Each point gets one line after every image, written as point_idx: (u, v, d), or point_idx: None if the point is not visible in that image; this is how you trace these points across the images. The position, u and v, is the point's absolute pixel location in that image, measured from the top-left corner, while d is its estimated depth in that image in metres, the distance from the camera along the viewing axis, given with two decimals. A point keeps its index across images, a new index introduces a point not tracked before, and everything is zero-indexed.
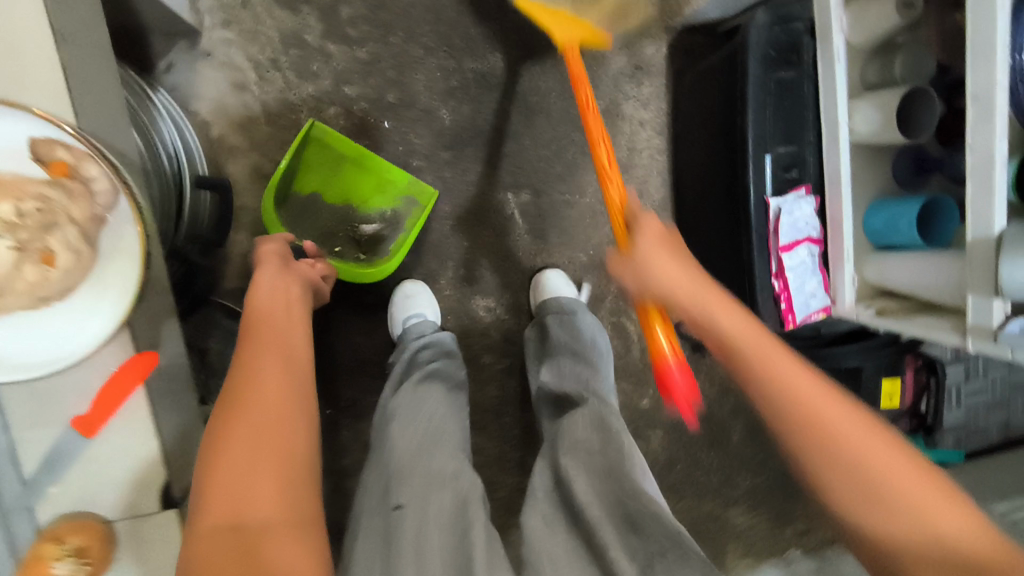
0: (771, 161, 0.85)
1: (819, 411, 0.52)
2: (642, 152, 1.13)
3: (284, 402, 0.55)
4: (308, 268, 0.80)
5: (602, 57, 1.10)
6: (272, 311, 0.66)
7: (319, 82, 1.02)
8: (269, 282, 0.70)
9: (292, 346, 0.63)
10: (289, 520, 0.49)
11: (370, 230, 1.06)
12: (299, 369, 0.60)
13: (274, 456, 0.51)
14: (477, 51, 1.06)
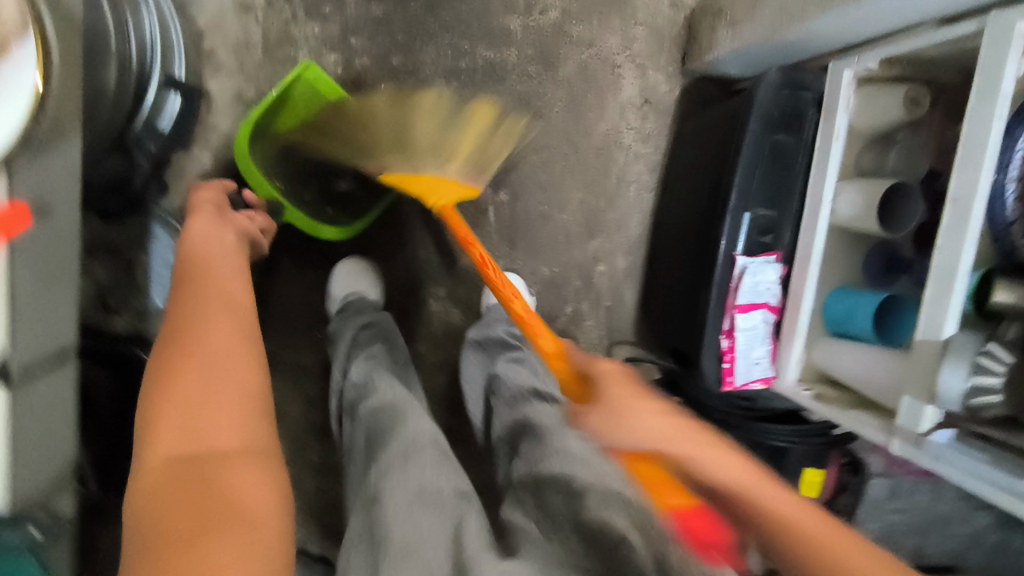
0: (748, 221, 0.84)
1: (743, 486, 0.57)
2: (630, 185, 1.12)
3: (240, 347, 0.62)
4: (243, 220, 0.85)
5: (615, 81, 1.08)
6: (216, 263, 0.74)
7: (327, 26, 0.99)
8: (204, 234, 0.78)
9: (233, 296, 0.70)
10: (243, 454, 0.53)
11: (342, 186, 1.03)
12: (242, 317, 0.67)
13: (228, 391, 0.57)
14: (493, 40, 1.04)
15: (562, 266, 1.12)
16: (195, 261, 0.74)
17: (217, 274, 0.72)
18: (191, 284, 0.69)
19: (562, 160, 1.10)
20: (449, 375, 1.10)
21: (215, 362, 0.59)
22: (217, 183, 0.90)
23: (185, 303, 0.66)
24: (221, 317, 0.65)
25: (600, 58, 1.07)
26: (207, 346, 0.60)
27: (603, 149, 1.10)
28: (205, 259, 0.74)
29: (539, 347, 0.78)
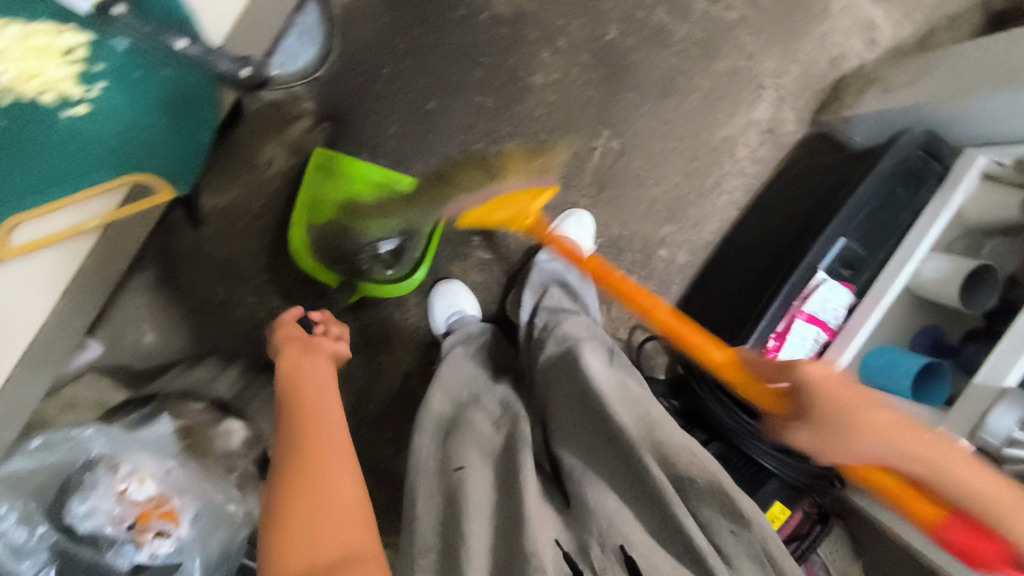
0: (839, 246, 0.89)
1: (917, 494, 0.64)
2: (722, 194, 1.17)
3: (348, 472, 0.59)
4: (327, 340, 0.80)
5: (754, 98, 1.16)
6: (315, 397, 0.67)
7: None
8: (292, 362, 0.73)
9: (333, 425, 0.64)
10: (360, 557, 0.52)
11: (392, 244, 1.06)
12: (341, 439, 0.62)
13: (343, 517, 0.54)
14: (672, 9, 1.12)
15: (633, 232, 1.16)
16: (286, 378, 0.70)
17: (314, 399, 0.66)
18: (290, 418, 0.64)
19: (678, 141, 1.15)
20: (483, 276, 1.13)
21: (325, 488, 0.56)
22: (286, 318, 0.82)
23: (293, 445, 0.60)
24: (329, 457, 0.59)
25: (751, 72, 1.15)
26: (323, 467, 0.58)
27: (716, 150, 1.16)
28: (296, 379, 0.70)
29: (707, 358, 0.77)
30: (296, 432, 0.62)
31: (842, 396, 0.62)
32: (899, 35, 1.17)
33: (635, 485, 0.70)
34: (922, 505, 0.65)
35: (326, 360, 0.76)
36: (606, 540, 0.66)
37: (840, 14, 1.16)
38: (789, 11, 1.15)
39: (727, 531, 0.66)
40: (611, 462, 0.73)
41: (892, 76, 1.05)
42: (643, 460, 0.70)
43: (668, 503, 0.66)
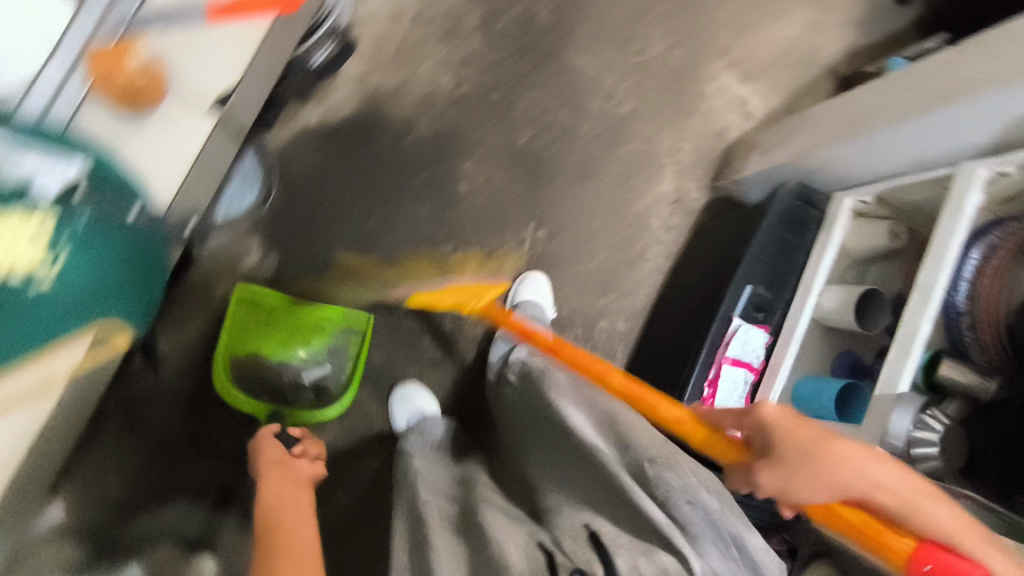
0: (748, 292, 1.00)
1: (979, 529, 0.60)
2: (647, 263, 1.28)
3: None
4: (306, 464, 0.92)
5: (658, 175, 1.30)
6: (292, 510, 0.81)
7: (450, 52, 1.20)
8: (272, 494, 0.84)
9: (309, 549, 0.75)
10: None
11: (312, 374, 1.08)
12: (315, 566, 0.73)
13: None
14: (574, 110, 1.26)
15: (572, 310, 1.25)
16: (263, 511, 0.81)
17: (292, 516, 0.80)
18: (270, 534, 0.77)
19: (600, 221, 1.27)
20: (441, 374, 1.18)
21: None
22: (265, 435, 0.93)
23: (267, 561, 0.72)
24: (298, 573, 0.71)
25: (652, 153, 1.29)
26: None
27: (634, 224, 1.28)
28: (272, 519, 0.80)
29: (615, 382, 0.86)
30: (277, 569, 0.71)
31: (803, 435, 0.62)
32: (767, 105, 1.36)
33: (598, 483, 0.77)
34: (898, 545, 0.57)
35: (305, 479, 0.89)
36: (571, 526, 0.71)
37: (717, 94, 1.33)
38: (676, 96, 1.31)
39: (685, 503, 0.70)
40: (579, 471, 0.81)
41: (767, 138, 1.20)
42: (600, 456, 0.78)
43: (627, 490, 0.72)
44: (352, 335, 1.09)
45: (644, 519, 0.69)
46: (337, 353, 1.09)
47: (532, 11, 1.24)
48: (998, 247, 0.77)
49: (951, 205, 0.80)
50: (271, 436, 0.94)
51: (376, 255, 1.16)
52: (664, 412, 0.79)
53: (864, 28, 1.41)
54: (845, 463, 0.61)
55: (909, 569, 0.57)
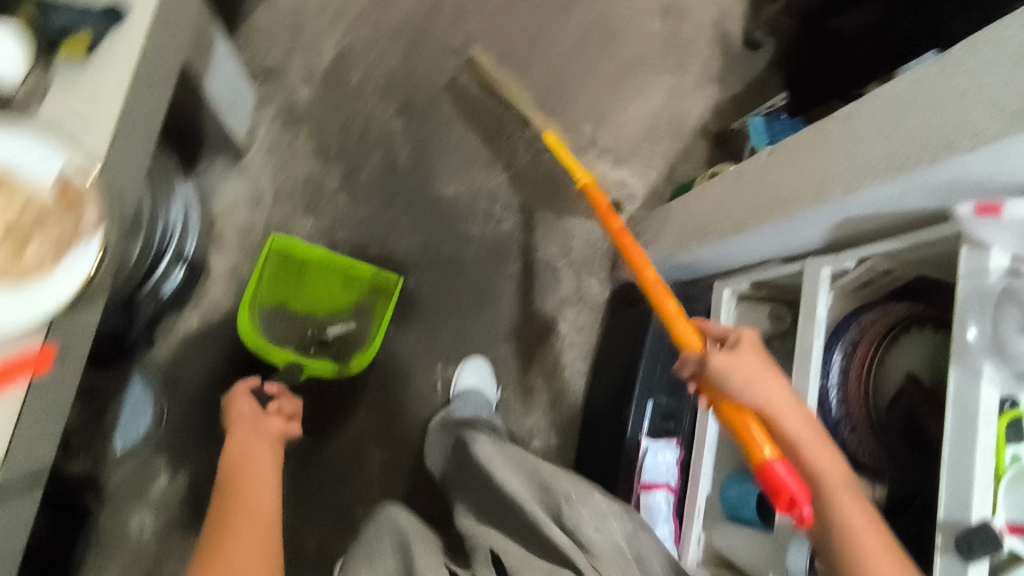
0: (650, 408, 0.99)
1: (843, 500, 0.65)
2: (564, 369, 1.27)
3: (259, 555, 0.71)
4: (280, 423, 0.95)
5: (555, 280, 1.30)
6: (255, 462, 0.84)
7: (319, 220, 1.21)
8: (239, 444, 0.88)
9: (265, 515, 0.77)
10: None
11: (335, 332, 1.18)
12: (268, 526, 0.75)
13: None
14: (454, 240, 1.27)
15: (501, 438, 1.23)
16: (229, 464, 0.84)
17: (250, 473, 0.82)
18: (234, 491, 0.79)
19: (506, 342, 1.27)
20: None
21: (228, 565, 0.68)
22: (238, 391, 0.98)
23: (224, 518, 0.75)
24: (247, 527, 0.74)
25: (542, 261, 1.30)
26: (223, 556, 0.69)
27: (541, 335, 1.28)
28: (235, 464, 0.84)
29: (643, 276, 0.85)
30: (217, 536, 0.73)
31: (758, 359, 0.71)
32: (648, 182, 1.36)
33: (518, 526, 0.80)
34: (761, 445, 0.67)
35: (277, 432, 0.93)
36: (482, 551, 0.77)
37: (595, 185, 1.34)
38: (552, 198, 1.32)
39: (595, 528, 0.77)
40: (507, 520, 0.82)
41: (644, 227, 1.20)
42: (521, 504, 0.80)
43: (534, 517, 0.78)
44: (375, 300, 1.18)
45: (550, 545, 0.75)
46: (361, 312, 1.19)
47: (391, 156, 1.25)
48: (861, 343, 0.75)
49: (806, 307, 0.79)
50: (246, 392, 0.99)
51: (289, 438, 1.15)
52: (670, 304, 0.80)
53: (724, 83, 1.42)
54: (770, 382, 0.70)
55: (760, 467, 0.66)
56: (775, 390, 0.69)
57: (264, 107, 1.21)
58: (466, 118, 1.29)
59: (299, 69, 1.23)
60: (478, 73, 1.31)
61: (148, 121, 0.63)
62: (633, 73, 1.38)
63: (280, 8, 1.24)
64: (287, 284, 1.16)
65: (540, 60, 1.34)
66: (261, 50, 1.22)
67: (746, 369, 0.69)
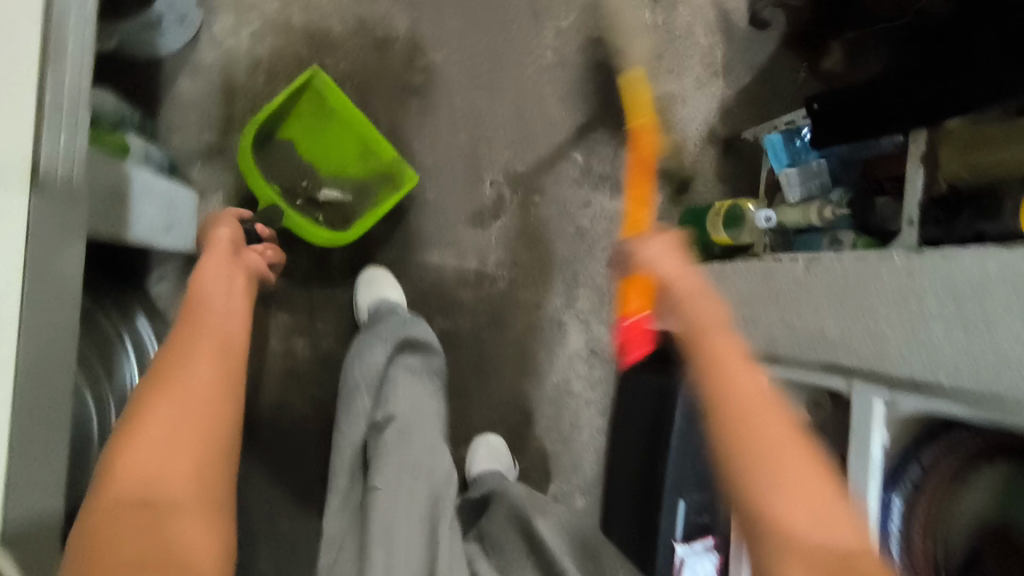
0: (682, 508, 0.92)
1: (727, 378, 0.57)
2: (583, 430, 1.19)
3: (218, 388, 0.59)
4: (255, 257, 0.87)
5: (562, 335, 1.19)
6: (212, 299, 0.72)
7: (295, 315, 1.11)
8: (216, 267, 0.78)
9: (226, 334, 0.67)
10: (197, 503, 0.52)
11: (331, 196, 1.10)
12: (231, 354, 0.64)
13: (184, 440, 0.54)
14: (448, 310, 1.15)
15: None
16: (199, 289, 0.73)
17: (204, 304, 0.70)
18: (195, 318, 0.67)
19: (518, 411, 1.17)
20: None
21: (184, 395, 0.56)
22: (224, 218, 0.91)
23: (177, 342, 0.63)
24: (208, 351, 0.63)
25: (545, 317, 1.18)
26: (184, 376, 0.58)
27: (555, 398, 1.18)
28: (198, 300, 0.71)
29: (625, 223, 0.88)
30: (161, 373, 0.58)
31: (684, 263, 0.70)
32: (654, 209, 1.20)
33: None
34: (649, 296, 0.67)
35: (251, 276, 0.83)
36: None
37: (594, 223, 1.19)
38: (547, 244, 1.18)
39: None
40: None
41: (655, 280, 1.07)
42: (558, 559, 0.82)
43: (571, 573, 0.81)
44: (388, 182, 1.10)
45: None
46: (365, 189, 1.12)
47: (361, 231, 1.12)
48: (923, 489, 0.68)
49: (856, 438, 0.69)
50: (235, 216, 0.93)
51: (303, 553, 1.09)
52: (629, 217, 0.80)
53: (731, 76, 1.23)
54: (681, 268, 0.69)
55: None
56: (689, 276, 0.68)
57: (210, 195, 1.06)
58: (440, 170, 1.14)
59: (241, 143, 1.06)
60: (445, 115, 1.14)
61: (54, 396, 0.55)
62: (625, 82, 1.20)
63: (205, 71, 1.05)
64: (306, 123, 1.09)
65: (516, 85, 1.16)
66: (192, 127, 1.05)
67: (674, 262, 0.69)
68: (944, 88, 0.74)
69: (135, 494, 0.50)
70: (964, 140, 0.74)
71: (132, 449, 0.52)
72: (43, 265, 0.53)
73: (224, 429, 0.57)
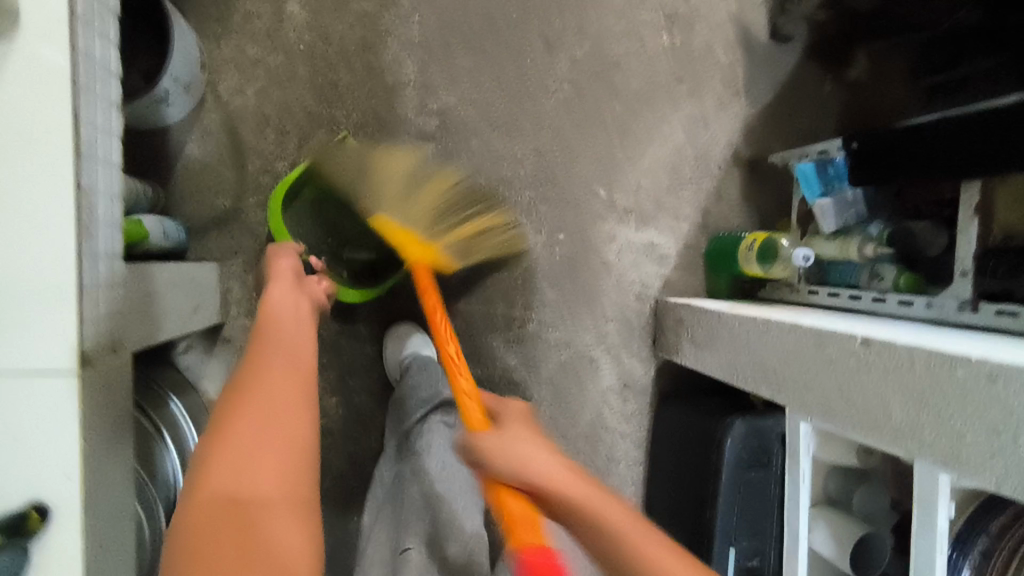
0: (732, 555, 0.92)
1: (561, 485, 0.65)
2: (620, 462, 1.19)
3: (300, 401, 0.63)
4: (315, 288, 0.86)
5: (595, 371, 1.17)
6: (284, 311, 0.75)
7: (326, 373, 1.10)
8: (280, 293, 0.78)
9: (300, 348, 0.70)
10: (284, 501, 0.56)
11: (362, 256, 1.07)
12: (305, 370, 0.67)
13: (270, 456, 0.57)
14: (479, 356, 1.14)
15: None
16: (271, 316, 0.74)
17: (286, 325, 0.73)
18: (267, 336, 0.70)
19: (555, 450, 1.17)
20: None
21: (266, 406, 0.60)
22: (277, 249, 0.89)
23: (257, 356, 0.67)
24: (283, 367, 0.66)
25: (576, 354, 1.16)
26: (264, 389, 0.62)
27: (590, 435, 1.18)
28: (274, 319, 0.73)
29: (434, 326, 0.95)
30: (246, 374, 0.64)
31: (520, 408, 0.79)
32: (679, 238, 1.19)
33: None
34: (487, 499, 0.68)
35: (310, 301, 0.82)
36: None
37: (621, 256, 1.17)
38: (575, 281, 1.16)
39: None
40: None
41: (690, 319, 1.05)
42: None
43: None
44: None
45: None
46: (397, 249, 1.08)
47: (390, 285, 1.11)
48: (991, 557, 0.68)
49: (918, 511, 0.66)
50: (289, 249, 0.90)
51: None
52: (449, 348, 0.92)
53: (751, 95, 1.21)
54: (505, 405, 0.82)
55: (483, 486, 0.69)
56: (513, 407, 0.80)
57: (228, 263, 1.03)
58: None
59: (257, 206, 1.03)
60: (463, 159, 1.11)
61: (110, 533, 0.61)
62: (646, 108, 1.17)
63: (213, 134, 1.01)
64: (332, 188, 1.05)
65: (535, 122, 1.13)
66: (204, 194, 1.02)
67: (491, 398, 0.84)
68: (1014, 145, 0.70)
69: (226, 500, 0.54)
70: (1014, 194, 0.75)
71: (220, 460, 0.56)
72: (103, 420, 0.60)
73: (307, 437, 0.61)
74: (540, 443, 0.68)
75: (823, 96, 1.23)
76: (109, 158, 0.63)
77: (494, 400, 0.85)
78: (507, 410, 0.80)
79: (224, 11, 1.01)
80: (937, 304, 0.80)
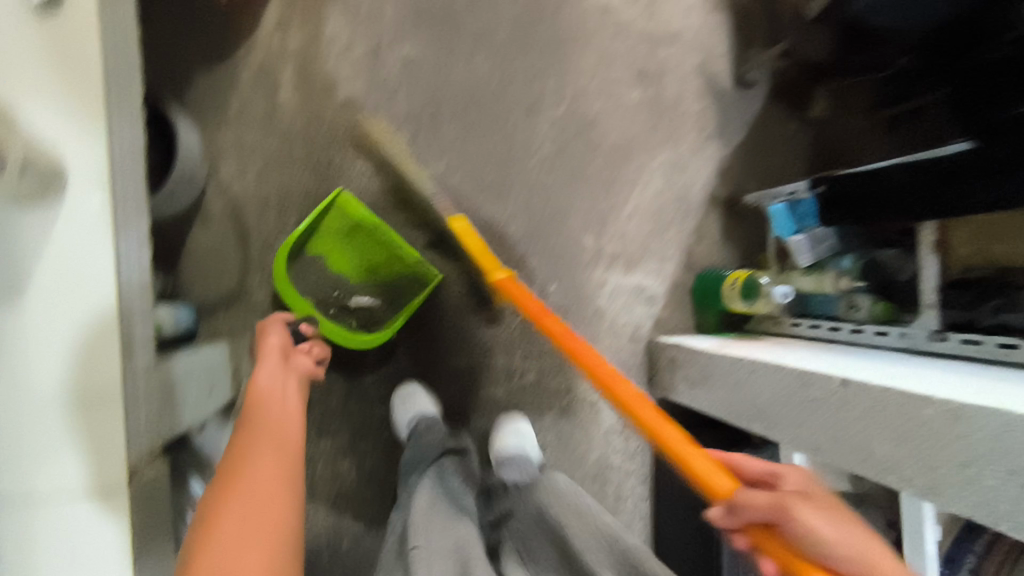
0: None
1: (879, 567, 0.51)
2: (628, 500, 1.23)
3: (282, 488, 0.71)
4: (303, 360, 0.95)
5: (596, 413, 1.22)
6: (272, 402, 0.84)
7: (337, 437, 1.14)
8: (266, 379, 0.87)
9: (285, 437, 0.79)
10: None
11: (363, 300, 1.13)
12: (287, 460, 0.75)
13: (255, 541, 0.64)
14: (484, 408, 1.19)
15: None
16: (257, 406, 0.83)
17: (273, 415, 0.82)
18: (252, 427, 0.79)
19: None
20: None
21: (252, 496, 0.68)
22: (270, 323, 0.97)
23: (244, 447, 0.75)
24: (269, 460, 0.74)
25: (577, 399, 1.21)
26: (250, 480, 0.70)
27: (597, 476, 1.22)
28: (259, 411, 0.82)
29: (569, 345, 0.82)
30: (235, 465, 0.72)
31: (703, 462, 0.60)
32: (666, 279, 1.25)
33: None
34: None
35: (298, 382, 0.91)
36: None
37: (611, 301, 1.23)
38: (570, 328, 1.22)
39: None
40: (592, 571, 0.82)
41: (683, 360, 1.10)
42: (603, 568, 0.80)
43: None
44: (415, 283, 1.12)
45: None
46: (395, 290, 1.14)
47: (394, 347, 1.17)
48: None
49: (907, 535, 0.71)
50: (280, 322, 0.99)
51: None
52: (624, 394, 0.71)
53: (723, 138, 1.27)
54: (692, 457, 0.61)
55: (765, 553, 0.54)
56: (702, 459, 0.60)
57: (238, 340, 1.07)
58: (459, 275, 1.17)
59: (263, 283, 1.08)
60: (454, 223, 1.17)
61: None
62: (625, 159, 1.23)
63: (216, 220, 1.07)
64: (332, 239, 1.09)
65: (520, 181, 1.19)
66: (212, 276, 1.07)
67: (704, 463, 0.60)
68: (954, 195, 0.78)
69: None
70: (972, 229, 0.82)
71: (206, 553, 0.61)
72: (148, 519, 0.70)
73: (290, 522, 0.68)
74: (817, 511, 0.53)
75: (789, 134, 1.30)
76: (142, 284, 0.69)
77: (699, 463, 0.60)
78: (701, 465, 0.60)
79: (221, 105, 1.08)
80: (910, 334, 0.85)
